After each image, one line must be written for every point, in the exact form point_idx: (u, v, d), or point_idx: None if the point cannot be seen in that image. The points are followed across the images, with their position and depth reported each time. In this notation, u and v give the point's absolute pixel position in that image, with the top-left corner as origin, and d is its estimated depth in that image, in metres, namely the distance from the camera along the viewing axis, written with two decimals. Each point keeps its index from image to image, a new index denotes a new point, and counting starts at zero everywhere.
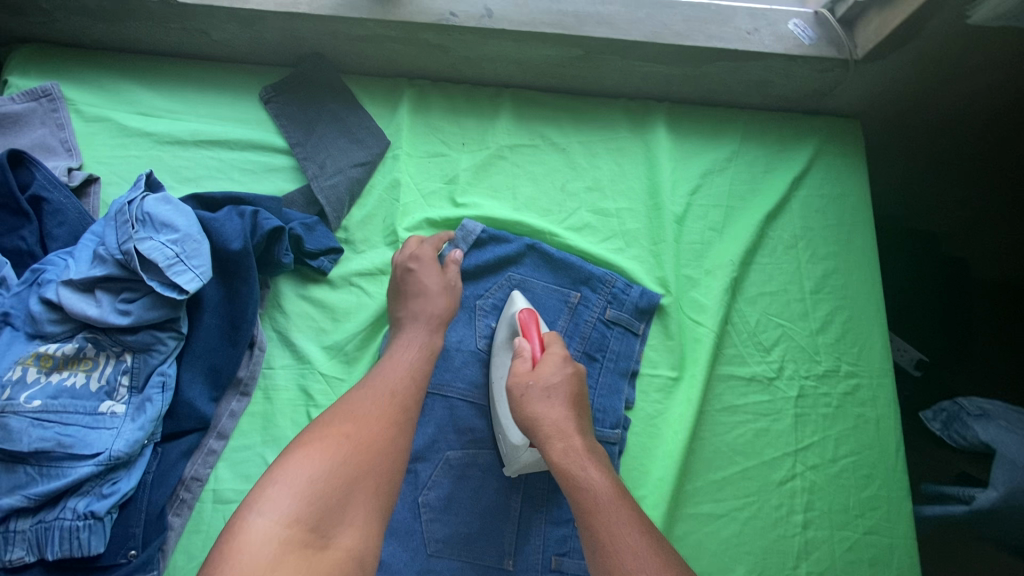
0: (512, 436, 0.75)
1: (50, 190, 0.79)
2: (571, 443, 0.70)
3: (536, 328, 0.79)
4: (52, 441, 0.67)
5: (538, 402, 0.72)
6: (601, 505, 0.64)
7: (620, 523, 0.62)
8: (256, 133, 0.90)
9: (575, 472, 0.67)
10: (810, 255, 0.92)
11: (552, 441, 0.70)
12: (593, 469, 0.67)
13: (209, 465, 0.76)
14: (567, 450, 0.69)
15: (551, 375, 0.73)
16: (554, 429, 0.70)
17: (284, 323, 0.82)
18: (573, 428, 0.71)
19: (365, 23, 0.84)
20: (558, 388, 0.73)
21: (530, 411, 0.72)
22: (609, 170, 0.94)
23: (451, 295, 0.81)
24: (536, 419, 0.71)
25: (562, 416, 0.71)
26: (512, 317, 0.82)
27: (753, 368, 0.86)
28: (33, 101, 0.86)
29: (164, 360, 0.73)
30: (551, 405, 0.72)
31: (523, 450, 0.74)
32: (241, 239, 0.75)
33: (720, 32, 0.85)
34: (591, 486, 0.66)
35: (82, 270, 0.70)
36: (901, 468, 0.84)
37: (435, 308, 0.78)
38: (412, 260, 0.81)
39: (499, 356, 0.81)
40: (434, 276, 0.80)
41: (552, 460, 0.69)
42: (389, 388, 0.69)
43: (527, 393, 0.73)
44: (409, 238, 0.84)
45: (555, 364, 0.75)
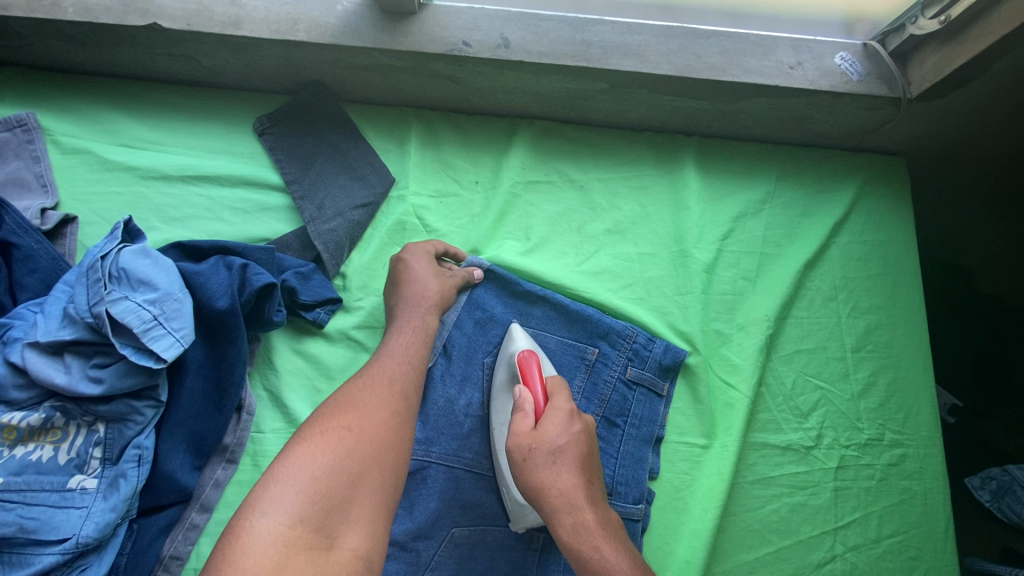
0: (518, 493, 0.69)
1: (20, 235, 0.72)
2: (582, 518, 0.61)
3: (537, 371, 0.69)
4: (13, 525, 0.60)
5: (542, 471, 0.62)
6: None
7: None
8: (250, 168, 0.82)
9: (588, 551, 0.60)
10: (851, 308, 0.84)
11: (561, 515, 0.61)
12: (609, 547, 0.60)
13: (190, 542, 0.69)
14: (578, 524, 0.61)
15: (557, 438, 0.64)
16: (563, 503, 0.61)
17: (275, 382, 0.75)
18: (582, 499, 0.62)
19: (370, 52, 0.76)
20: (565, 452, 0.63)
21: (534, 480, 0.62)
22: (631, 212, 0.86)
23: (445, 281, 0.75)
24: (542, 489, 0.62)
25: (571, 485, 0.62)
26: (511, 357, 0.74)
27: (789, 436, 0.78)
28: (6, 132, 0.79)
29: (141, 431, 0.66)
30: (558, 472, 0.62)
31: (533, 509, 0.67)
32: (228, 296, 0.68)
33: (760, 67, 0.78)
34: (608, 564, 0.59)
35: (50, 330, 0.63)
36: (951, 550, 0.76)
37: (431, 291, 0.73)
38: (406, 252, 0.76)
39: (499, 399, 0.74)
40: (424, 264, 0.75)
41: (562, 538, 0.61)
42: (390, 376, 0.64)
43: (529, 459, 0.63)
44: (420, 241, 0.79)
45: (559, 423, 0.65)
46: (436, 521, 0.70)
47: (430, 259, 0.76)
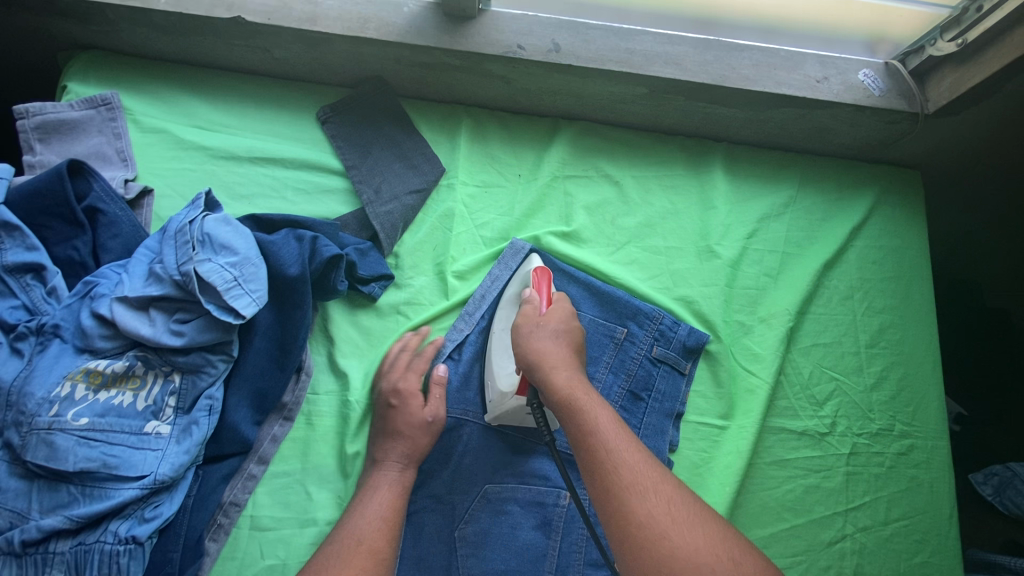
0: (502, 383, 0.74)
1: (107, 202, 0.79)
2: (573, 372, 0.67)
3: (548, 287, 0.77)
4: (97, 461, 0.66)
5: (541, 340, 0.71)
6: (602, 427, 0.61)
7: (621, 442, 0.60)
8: (312, 153, 0.89)
9: (576, 395, 0.64)
10: (866, 307, 0.89)
11: (555, 370, 0.67)
12: (589, 392, 0.65)
13: (248, 491, 0.75)
14: (570, 378, 0.66)
15: (558, 323, 0.73)
16: (559, 362, 0.68)
17: (330, 348, 0.81)
18: (572, 362, 0.69)
19: (432, 51, 0.83)
20: (563, 332, 0.72)
21: (536, 345, 0.70)
22: (661, 207, 0.92)
23: (430, 430, 0.74)
24: (539, 351, 0.70)
25: (564, 354, 0.70)
26: (526, 274, 0.81)
27: (805, 422, 0.84)
28: (92, 109, 0.86)
29: (213, 383, 0.72)
30: (555, 344, 0.71)
31: (510, 397, 0.73)
32: (299, 264, 0.74)
33: (789, 79, 0.85)
34: (593, 408, 0.63)
35: (136, 287, 0.69)
36: (954, 536, 0.81)
37: (412, 446, 0.72)
38: (394, 395, 0.75)
39: (504, 308, 0.81)
40: (413, 406, 0.74)
41: (555, 386, 0.66)
42: (358, 537, 0.63)
43: (534, 330, 0.72)
44: (399, 359, 0.78)
45: (562, 314, 0.75)
46: (471, 476, 0.77)
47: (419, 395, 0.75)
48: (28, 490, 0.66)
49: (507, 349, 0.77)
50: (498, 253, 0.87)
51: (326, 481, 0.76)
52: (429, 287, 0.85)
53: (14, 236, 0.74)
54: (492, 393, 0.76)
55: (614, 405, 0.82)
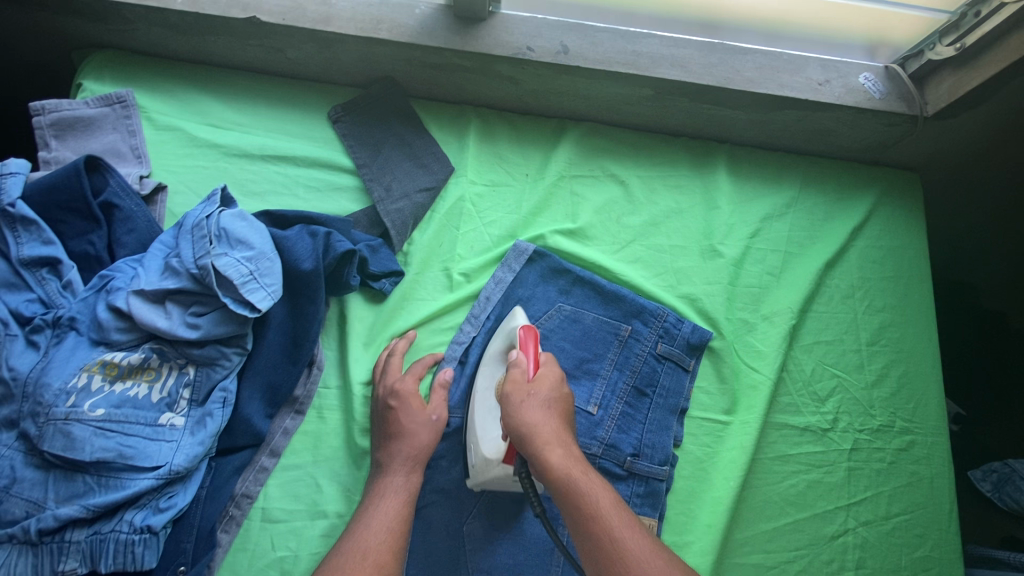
0: (487, 449, 0.71)
1: (122, 197, 0.80)
2: (568, 450, 0.66)
3: (536, 347, 0.75)
4: (114, 451, 0.67)
5: (533, 414, 0.68)
6: (605, 514, 0.61)
7: (626, 529, 0.61)
8: (324, 151, 0.90)
9: (575, 479, 0.64)
10: (867, 306, 0.91)
11: (550, 450, 0.66)
12: (585, 475, 0.65)
13: (260, 483, 0.75)
14: (566, 457, 0.65)
15: (548, 391, 0.71)
16: (553, 439, 0.66)
17: (341, 344, 0.82)
18: (565, 437, 0.68)
19: (443, 52, 0.85)
20: (553, 401, 0.70)
21: (528, 418, 0.68)
22: (666, 207, 0.93)
23: (432, 432, 0.74)
24: (533, 427, 0.67)
25: (557, 428, 0.68)
26: (512, 330, 0.78)
27: (807, 418, 0.86)
28: (107, 107, 0.87)
29: (227, 376, 0.74)
30: (547, 416, 0.69)
31: (495, 465, 0.70)
32: (313, 259, 0.75)
33: (791, 81, 0.87)
34: (592, 491, 0.63)
35: (152, 281, 0.71)
36: (954, 530, 0.82)
37: (417, 447, 0.72)
38: (394, 396, 0.75)
39: (489, 365, 0.79)
40: (415, 411, 0.74)
41: (551, 468, 0.64)
42: (365, 549, 0.62)
43: (525, 402, 0.70)
44: (389, 360, 0.79)
45: (551, 379, 0.72)
46: None
47: (420, 398, 0.75)
48: (44, 480, 0.66)
49: (492, 412, 0.74)
50: (504, 253, 0.88)
51: (336, 473, 0.77)
52: (436, 284, 0.86)
53: (31, 231, 0.75)
54: (475, 457, 0.72)
55: (619, 400, 0.83)
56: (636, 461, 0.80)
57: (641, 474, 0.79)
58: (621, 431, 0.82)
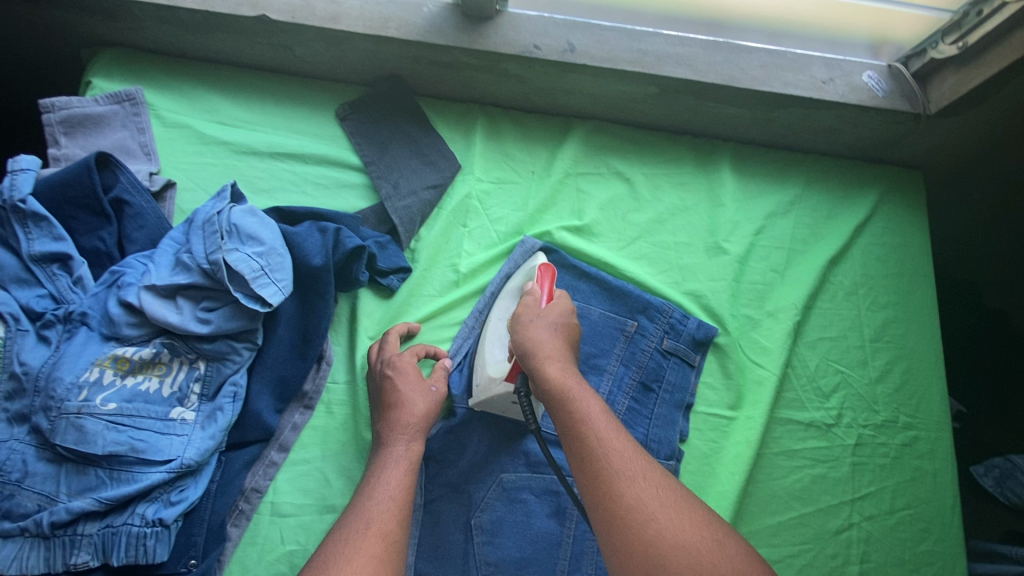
0: (492, 368, 0.75)
1: (132, 194, 0.80)
2: (568, 366, 0.68)
3: (552, 282, 0.78)
4: (126, 445, 0.67)
5: (538, 331, 0.71)
6: (592, 417, 0.62)
7: (611, 432, 0.61)
8: (331, 148, 0.91)
9: (569, 387, 0.65)
10: (870, 302, 0.92)
11: (548, 361, 0.68)
12: (581, 386, 0.66)
13: (269, 477, 0.76)
14: (563, 369, 0.67)
15: (557, 316, 0.73)
16: (553, 354, 0.68)
17: (350, 340, 0.83)
18: (567, 356, 0.70)
19: (451, 51, 0.85)
20: (560, 324, 0.73)
21: (534, 334, 0.71)
22: (671, 204, 0.94)
23: (432, 401, 0.74)
24: (536, 342, 0.70)
25: (561, 347, 0.70)
26: (531, 267, 0.81)
27: (812, 414, 0.86)
28: (116, 104, 0.87)
29: (237, 370, 0.74)
30: (552, 336, 0.71)
31: (497, 384, 0.74)
32: (323, 255, 0.76)
33: (796, 80, 0.88)
34: (584, 399, 0.64)
35: (163, 276, 0.71)
36: (957, 524, 0.83)
37: (417, 415, 0.72)
38: (391, 367, 0.75)
39: (505, 299, 0.82)
40: (410, 377, 0.74)
41: (547, 376, 0.66)
42: (367, 517, 0.61)
43: (532, 321, 0.73)
44: (388, 334, 0.80)
45: (562, 307, 0.75)
46: (486, 465, 0.79)
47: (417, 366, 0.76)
48: (56, 474, 0.67)
49: (502, 337, 0.78)
50: (510, 250, 0.88)
51: (344, 468, 0.77)
52: (443, 281, 0.87)
53: (41, 227, 0.75)
54: (478, 377, 0.77)
55: (625, 396, 0.84)
56: None
57: None
58: (627, 427, 0.82)
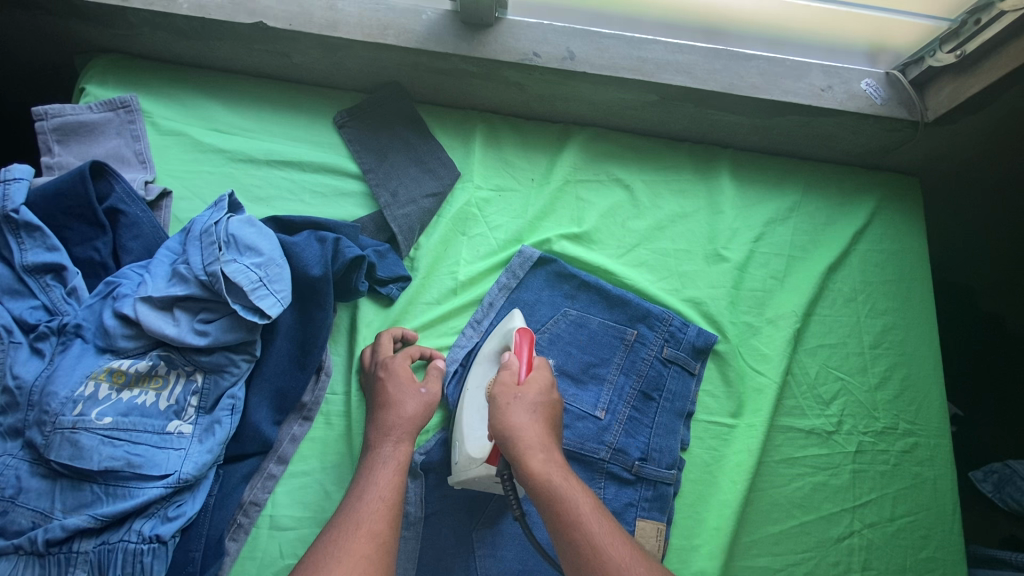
0: (471, 447, 0.71)
1: (128, 203, 0.79)
2: (552, 456, 0.66)
3: (530, 350, 0.75)
4: (122, 460, 0.66)
5: (519, 417, 0.68)
6: (587, 520, 0.62)
7: (607, 537, 0.61)
8: (329, 156, 0.90)
9: (558, 486, 0.64)
10: (869, 309, 0.92)
11: (532, 454, 0.65)
12: (568, 481, 0.65)
13: (268, 490, 0.75)
14: (548, 462, 0.65)
15: (537, 394, 0.71)
16: (536, 444, 0.66)
17: (349, 350, 0.82)
18: (549, 442, 0.68)
19: (450, 58, 0.85)
20: (539, 406, 0.70)
21: (514, 420, 0.68)
22: (671, 211, 0.94)
23: (422, 404, 0.73)
24: (518, 430, 0.67)
25: (542, 432, 0.68)
26: (507, 332, 0.79)
27: (812, 421, 0.86)
28: (111, 112, 0.86)
29: (235, 383, 0.73)
30: (532, 420, 0.69)
31: (477, 465, 0.70)
32: (322, 265, 0.75)
33: (795, 87, 0.88)
34: (574, 499, 0.63)
35: (159, 287, 0.70)
36: (957, 531, 0.83)
37: (405, 417, 0.71)
38: (383, 369, 0.75)
39: (481, 363, 0.79)
40: (401, 379, 0.74)
41: (534, 475, 0.64)
42: (357, 518, 0.61)
43: (511, 405, 0.70)
44: (381, 336, 0.79)
45: (540, 383, 0.72)
46: None
47: (408, 367, 0.75)
48: (51, 490, 0.66)
49: (481, 409, 0.75)
50: (509, 258, 0.88)
51: (343, 480, 0.77)
52: (443, 289, 0.86)
53: (34, 237, 0.74)
54: (457, 455, 0.73)
55: (626, 405, 0.83)
56: (644, 465, 0.80)
57: (648, 478, 0.79)
58: (629, 436, 0.82)
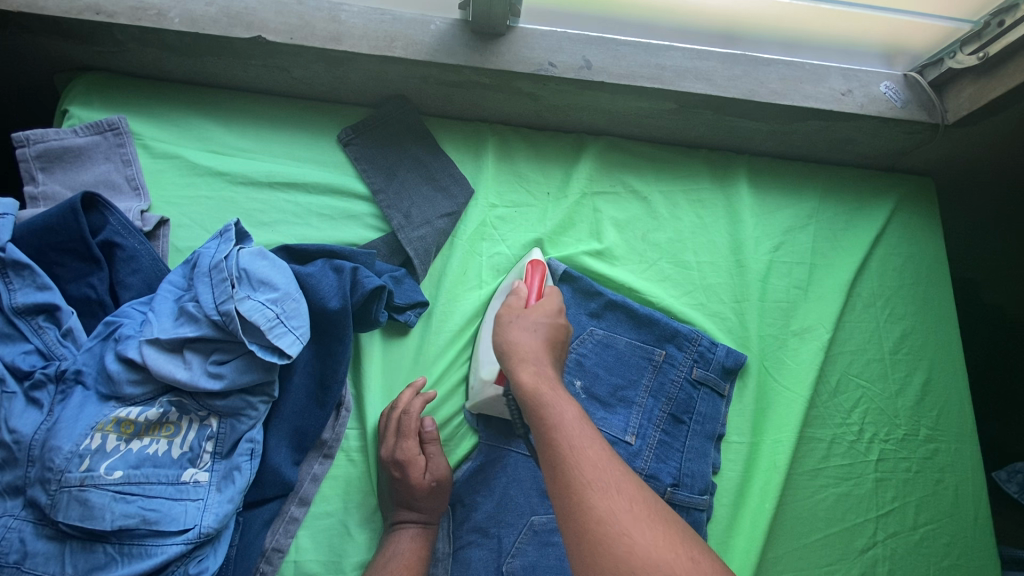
0: (483, 371, 0.75)
1: (124, 236, 0.74)
2: (544, 368, 0.63)
3: (540, 281, 0.77)
4: (137, 516, 0.61)
5: (516, 332, 0.67)
6: (567, 421, 0.57)
7: (586, 438, 0.55)
8: (336, 176, 0.85)
9: (543, 391, 0.60)
10: (888, 314, 0.91)
11: (523, 365, 0.63)
12: (554, 389, 0.61)
13: (291, 534, 0.71)
14: (537, 372, 0.63)
15: (541, 315, 0.69)
16: (529, 355, 0.64)
17: (365, 380, 0.78)
18: (544, 357, 0.65)
19: (462, 70, 0.81)
20: (540, 324, 0.68)
21: (512, 334, 0.67)
22: (689, 221, 0.91)
23: (438, 495, 0.72)
24: (513, 343, 0.66)
25: (539, 346, 0.66)
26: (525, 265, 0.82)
27: (836, 431, 0.85)
28: (97, 135, 0.80)
29: (252, 426, 0.69)
30: (533, 335, 0.67)
31: (489, 386, 0.74)
32: (340, 297, 0.72)
33: (815, 92, 0.86)
34: (558, 402, 0.59)
35: (167, 328, 0.65)
36: (978, 537, 0.83)
37: (425, 504, 0.71)
38: (396, 466, 0.71)
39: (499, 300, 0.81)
40: (413, 473, 0.71)
41: (520, 379, 0.62)
42: None
43: (511, 322, 0.69)
44: (391, 411, 0.74)
45: (547, 307, 0.71)
46: (516, 508, 0.75)
47: (417, 460, 0.71)
48: (60, 553, 0.61)
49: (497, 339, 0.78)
50: None
51: (366, 520, 0.73)
52: (463, 313, 0.82)
53: (23, 276, 0.68)
54: (474, 380, 0.77)
55: (656, 428, 0.81)
56: (676, 491, 0.77)
57: (681, 504, 0.77)
58: (659, 461, 0.80)
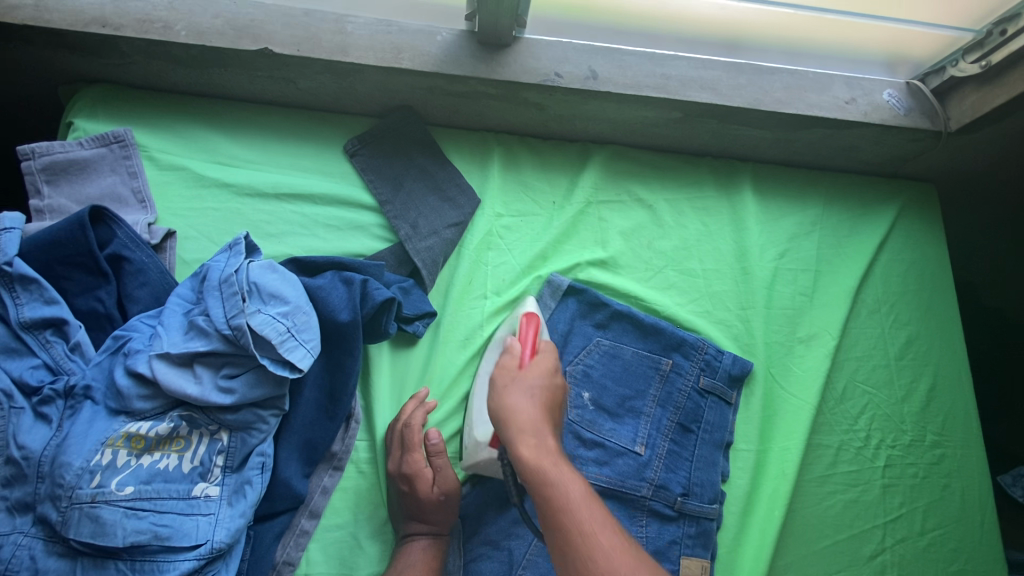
0: (476, 431, 0.72)
1: (132, 248, 0.74)
2: (544, 440, 0.62)
3: (534, 333, 0.75)
4: (148, 532, 0.61)
5: (514, 399, 0.65)
6: (576, 505, 0.57)
7: (597, 524, 0.56)
8: (342, 187, 0.85)
9: (546, 469, 0.59)
10: (893, 320, 0.92)
11: (523, 438, 0.61)
12: (557, 465, 0.60)
13: (301, 548, 0.71)
14: (538, 445, 0.61)
15: (536, 378, 0.68)
16: (528, 426, 0.62)
17: (374, 392, 0.78)
18: (543, 425, 0.64)
19: (469, 81, 0.81)
20: (536, 390, 0.67)
21: (509, 400, 0.65)
22: (695, 229, 0.92)
23: (446, 507, 0.72)
24: (512, 411, 0.64)
25: (536, 414, 0.64)
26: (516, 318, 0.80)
27: (843, 438, 0.86)
28: (103, 147, 0.80)
29: (263, 440, 0.69)
30: (530, 402, 0.65)
31: (483, 448, 0.70)
32: (350, 310, 0.72)
33: (819, 101, 0.86)
34: (565, 482, 0.58)
35: (178, 343, 0.65)
36: (986, 542, 0.84)
37: (435, 515, 0.71)
38: (404, 480, 0.72)
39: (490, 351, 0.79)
40: (420, 485, 0.71)
41: (522, 456, 0.60)
42: None
43: (507, 388, 0.67)
44: (395, 424, 0.74)
45: (542, 369, 0.69)
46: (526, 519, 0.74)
47: (422, 472, 0.71)
48: (71, 570, 0.61)
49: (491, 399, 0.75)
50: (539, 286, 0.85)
51: (377, 532, 0.73)
52: (471, 324, 0.82)
53: (31, 290, 0.68)
54: (467, 439, 0.74)
55: (664, 438, 0.81)
56: (686, 501, 0.78)
57: (691, 513, 0.78)
58: (669, 470, 0.80)
